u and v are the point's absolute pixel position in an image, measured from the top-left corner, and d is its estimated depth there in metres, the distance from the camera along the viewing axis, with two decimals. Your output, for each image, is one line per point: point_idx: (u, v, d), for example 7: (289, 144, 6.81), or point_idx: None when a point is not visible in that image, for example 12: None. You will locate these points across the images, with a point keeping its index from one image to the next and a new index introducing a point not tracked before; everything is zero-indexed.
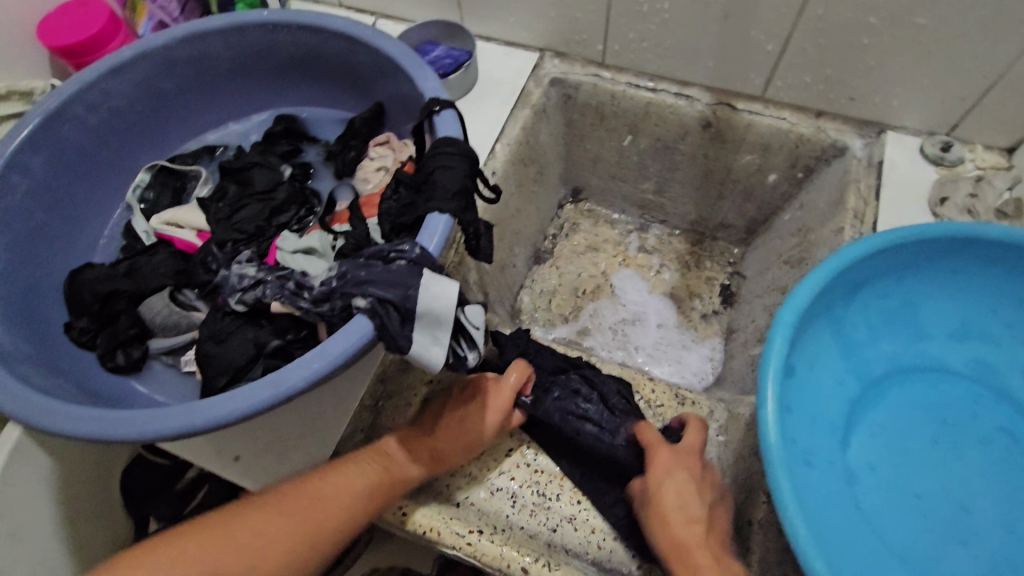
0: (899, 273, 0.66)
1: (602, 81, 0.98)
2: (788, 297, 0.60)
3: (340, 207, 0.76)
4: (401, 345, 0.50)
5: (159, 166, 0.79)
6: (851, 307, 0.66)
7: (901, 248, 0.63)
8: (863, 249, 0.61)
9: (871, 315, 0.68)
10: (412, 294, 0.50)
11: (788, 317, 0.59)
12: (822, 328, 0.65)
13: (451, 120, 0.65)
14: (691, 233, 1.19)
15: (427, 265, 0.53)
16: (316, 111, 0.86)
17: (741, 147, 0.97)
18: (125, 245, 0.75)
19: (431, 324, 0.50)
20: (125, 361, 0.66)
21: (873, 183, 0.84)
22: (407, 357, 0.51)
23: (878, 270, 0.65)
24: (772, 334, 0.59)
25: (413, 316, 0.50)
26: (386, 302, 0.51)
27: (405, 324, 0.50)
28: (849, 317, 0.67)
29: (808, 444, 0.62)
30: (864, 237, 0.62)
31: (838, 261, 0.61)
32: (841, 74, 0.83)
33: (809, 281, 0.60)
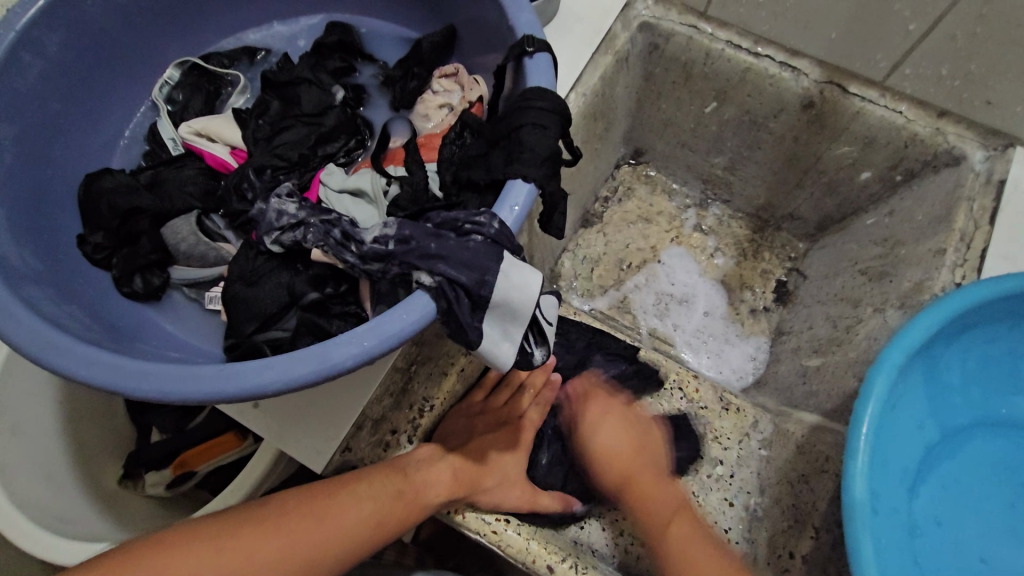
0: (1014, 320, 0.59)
1: (699, 34, 0.86)
2: (900, 334, 0.53)
3: (394, 145, 0.66)
4: (471, 340, 0.44)
5: (191, 64, 0.69)
6: (953, 351, 0.60)
7: None
8: (990, 292, 0.54)
9: (970, 360, 0.61)
10: (488, 280, 0.44)
11: (896, 357, 0.52)
12: (920, 370, 0.58)
13: (544, 66, 0.55)
14: (755, 218, 1.09)
15: (506, 244, 0.46)
16: (375, 24, 0.74)
17: (841, 136, 0.86)
18: (149, 152, 0.67)
19: (505, 316, 0.45)
20: (143, 288, 0.59)
21: (988, 205, 0.74)
22: (472, 351, 0.45)
23: (992, 315, 0.58)
24: (874, 375, 0.52)
25: (487, 306, 0.44)
26: (457, 284, 0.44)
27: (476, 315, 0.44)
28: (949, 361, 0.60)
29: (884, 494, 0.57)
30: (994, 279, 0.55)
31: (958, 302, 0.54)
32: (985, 72, 0.72)
33: (924, 320, 0.53)
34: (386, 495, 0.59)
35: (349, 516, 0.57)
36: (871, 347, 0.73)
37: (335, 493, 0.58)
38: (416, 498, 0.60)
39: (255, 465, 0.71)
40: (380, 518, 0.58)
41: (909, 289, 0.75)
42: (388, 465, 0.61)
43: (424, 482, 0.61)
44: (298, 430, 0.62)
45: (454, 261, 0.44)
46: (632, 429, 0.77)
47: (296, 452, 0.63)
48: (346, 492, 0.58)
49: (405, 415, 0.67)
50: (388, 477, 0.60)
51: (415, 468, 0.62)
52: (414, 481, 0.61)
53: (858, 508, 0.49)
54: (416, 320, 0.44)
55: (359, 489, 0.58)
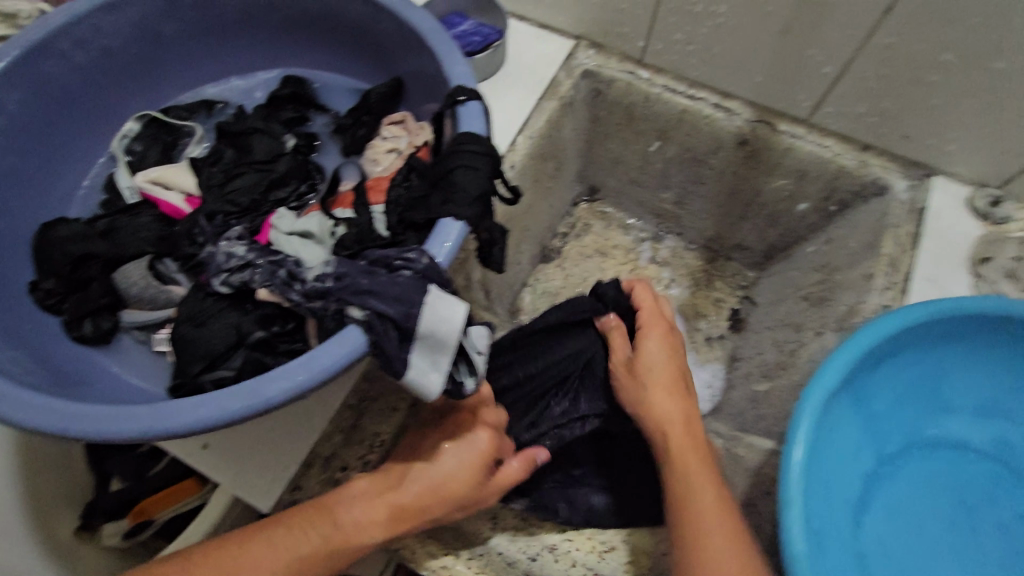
0: (935, 344, 0.61)
1: (638, 80, 0.92)
2: (820, 369, 0.55)
3: (344, 188, 0.70)
4: (398, 370, 0.46)
5: (150, 117, 0.73)
6: (880, 378, 0.61)
7: (942, 321, 0.58)
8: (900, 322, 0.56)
9: (898, 386, 0.62)
10: (414, 313, 0.46)
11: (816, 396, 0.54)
12: (848, 400, 0.59)
13: (476, 113, 0.59)
14: (706, 250, 1.13)
15: (435, 278, 0.49)
16: (327, 77, 0.78)
17: (776, 170, 0.91)
18: (107, 201, 0.70)
19: (434, 346, 0.46)
20: (92, 331, 0.61)
21: (911, 231, 0.79)
22: (402, 382, 0.46)
23: (913, 342, 0.60)
24: (798, 409, 0.53)
25: (414, 338, 0.46)
26: (386, 318, 0.46)
27: (403, 346, 0.46)
28: (878, 388, 0.61)
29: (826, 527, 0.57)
30: (904, 308, 0.56)
31: (872, 334, 0.56)
32: (898, 109, 0.78)
33: (838, 357, 0.55)
34: (309, 540, 0.54)
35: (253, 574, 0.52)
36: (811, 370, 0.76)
37: (237, 550, 0.53)
38: (342, 538, 0.55)
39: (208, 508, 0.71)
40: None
41: (844, 312, 0.78)
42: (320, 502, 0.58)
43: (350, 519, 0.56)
44: (248, 468, 0.64)
45: (382, 294, 0.47)
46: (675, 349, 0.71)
47: (244, 494, 0.63)
48: (254, 542, 0.54)
49: (355, 450, 0.67)
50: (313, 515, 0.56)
51: (340, 501, 0.57)
52: (341, 522, 0.56)
53: (797, 556, 0.49)
54: (348, 353, 0.46)
55: (273, 537, 0.54)
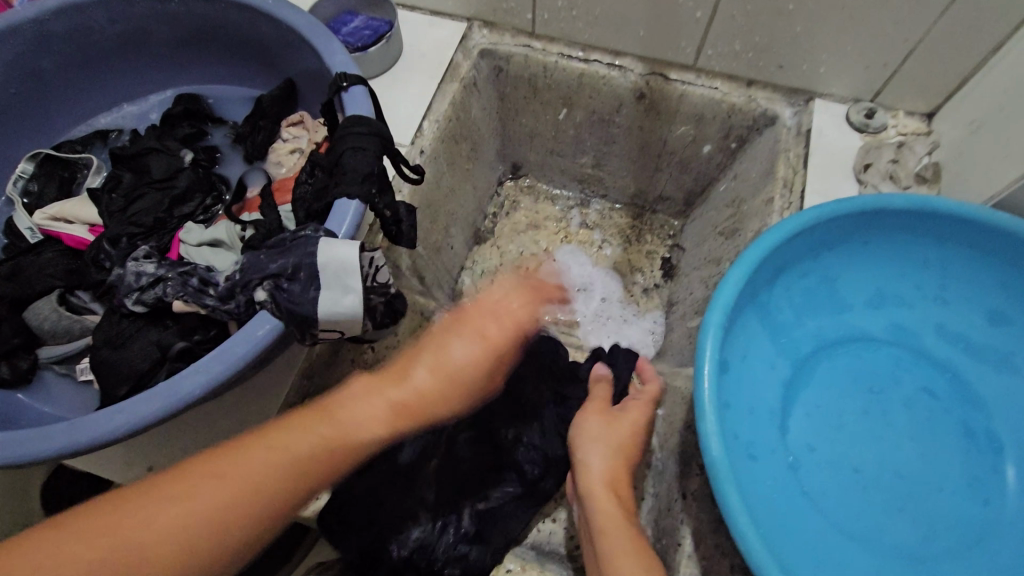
0: (814, 252, 0.66)
1: (533, 52, 0.95)
2: (714, 295, 0.58)
3: (251, 194, 0.70)
4: (308, 313, 0.45)
5: (44, 154, 0.72)
6: (773, 291, 0.66)
7: (813, 229, 0.63)
8: (777, 235, 0.61)
9: (792, 296, 0.68)
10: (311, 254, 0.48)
11: (717, 319, 0.57)
12: (747, 316, 0.64)
13: (361, 97, 0.61)
14: (632, 207, 1.17)
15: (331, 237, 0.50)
16: (220, 90, 0.79)
17: (676, 118, 0.95)
18: (7, 245, 0.68)
19: (337, 275, 0.47)
20: (9, 373, 0.60)
21: (801, 152, 0.84)
22: (320, 323, 0.46)
23: (794, 252, 0.65)
24: (703, 334, 0.56)
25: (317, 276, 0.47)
26: (281, 275, 0.48)
27: (308, 288, 0.46)
28: (773, 301, 0.67)
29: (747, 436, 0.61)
30: (777, 223, 0.61)
31: (758, 254, 0.60)
32: (769, 41, 0.83)
33: (733, 275, 0.59)
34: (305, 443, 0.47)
35: (257, 477, 0.44)
36: None
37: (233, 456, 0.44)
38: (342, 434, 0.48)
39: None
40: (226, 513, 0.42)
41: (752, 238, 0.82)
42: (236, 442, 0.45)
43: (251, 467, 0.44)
44: None
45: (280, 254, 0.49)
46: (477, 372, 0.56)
47: None
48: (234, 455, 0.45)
49: None
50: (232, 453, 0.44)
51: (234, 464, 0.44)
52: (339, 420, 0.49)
53: (720, 464, 0.51)
54: (265, 335, 0.47)
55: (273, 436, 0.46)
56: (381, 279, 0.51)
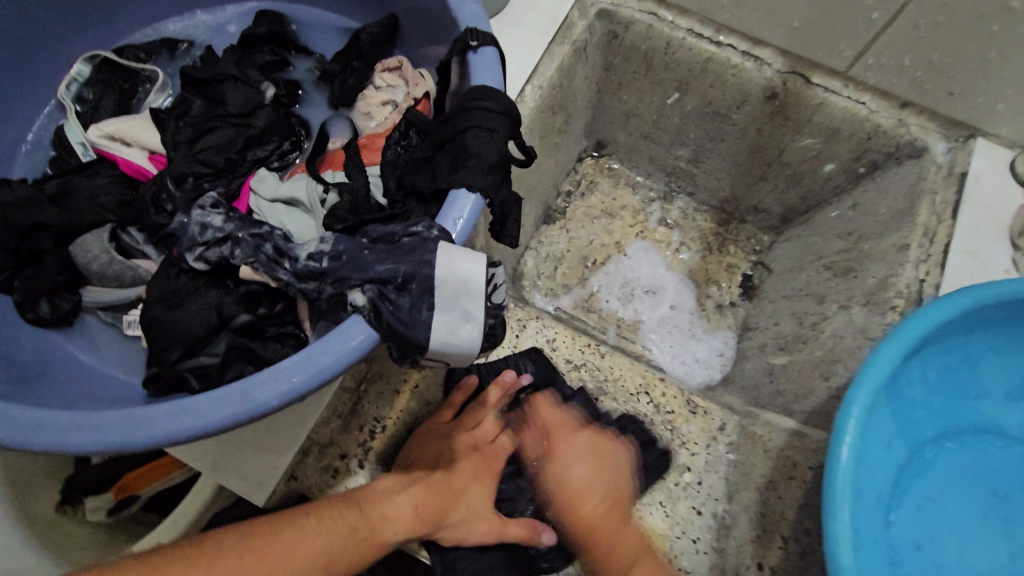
0: (968, 331, 0.58)
1: (659, 22, 0.82)
2: (864, 369, 0.51)
3: (334, 146, 0.61)
4: (421, 336, 0.40)
5: (102, 58, 0.62)
6: (910, 367, 0.57)
7: (982, 307, 0.55)
8: (945, 311, 0.53)
9: (929, 373, 0.59)
10: (427, 261, 0.40)
11: (862, 399, 0.50)
12: (885, 394, 0.56)
13: (491, 62, 0.51)
14: (719, 212, 1.07)
15: (449, 241, 0.43)
16: (308, 14, 0.68)
17: (804, 127, 0.84)
18: (57, 158, 0.60)
19: (456, 295, 0.40)
20: (50, 312, 0.53)
21: (950, 198, 0.73)
22: (429, 348, 0.41)
23: (950, 328, 0.56)
24: (844, 417, 0.49)
25: (432, 292, 0.40)
26: (387, 284, 0.41)
27: (420, 306, 0.40)
28: (908, 377, 0.58)
29: (863, 529, 0.53)
30: (947, 296, 0.53)
31: (916, 330, 0.52)
32: (948, 62, 0.70)
33: (885, 351, 0.51)
34: (343, 526, 0.52)
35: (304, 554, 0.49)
36: (836, 346, 0.72)
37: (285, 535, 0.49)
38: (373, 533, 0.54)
39: (185, 505, 0.64)
40: (335, 564, 0.50)
41: (873, 286, 0.73)
42: (342, 499, 0.54)
43: (381, 513, 0.55)
44: (236, 459, 0.58)
45: (391, 255, 0.42)
46: None
47: (237, 484, 0.58)
48: (297, 528, 0.50)
49: (355, 437, 0.62)
50: (342, 511, 0.53)
51: (371, 499, 0.55)
52: (370, 515, 0.54)
53: (846, 571, 0.46)
54: (357, 347, 0.39)
55: (313, 522, 0.51)
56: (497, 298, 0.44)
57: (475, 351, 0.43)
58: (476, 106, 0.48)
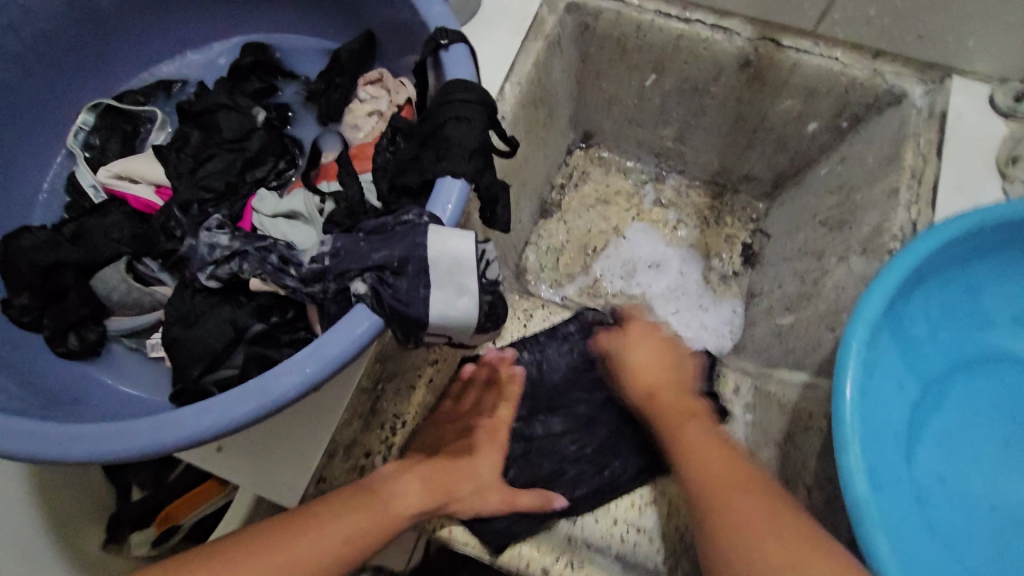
0: (962, 259, 0.58)
1: (627, 8, 0.84)
2: (860, 304, 0.52)
3: (326, 160, 0.65)
4: (419, 313, 0.43)
5: (104, 106, 0.66)
6: (909, 303, 0.57)
7: (971, 234, 0.55)
8: (933, 241, 0.53)
9: (930, 307, 0.59)
10: (419, 244, 0.43)
11: (860, 335, 0.50)
12: (887, 332, 0.56)
13: (462, 57, 0.53)
14: (712, 185, 1.08)
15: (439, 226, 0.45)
16: (290, 41, 0.72)
17: (783, 90, 0.85)
18: (71, 203, 0.64)
19: (449, 271, 0.43)
20: (78, 345, 0.57)
21: (934, 137, 0.73)
22: (429, 325, 0.44)
23: (941, 259, 0.57)
24: (844, 354, 0.50)
25: (427, 271, 0.43)
26: (384, 268, 0.43)
27: (418, 285, 0.43)
28: (909, 313, 0.58)
29: (883, 468, 0.54)
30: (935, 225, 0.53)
31: (907, 263, 0.53)
32: (912, 6, 0.71)
33: (880, 286, 0.52)
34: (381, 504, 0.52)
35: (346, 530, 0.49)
36: (839, 297, 0.72)
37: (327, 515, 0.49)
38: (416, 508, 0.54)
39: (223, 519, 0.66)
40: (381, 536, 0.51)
41: (869, 233, 0.73)
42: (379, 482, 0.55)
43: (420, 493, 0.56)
44: (267, 466, 0.60)
45: (385, 243, 0.44)
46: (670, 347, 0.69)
47: (272, 494, 0.59)
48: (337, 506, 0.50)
49: (377, 435, 0.64)
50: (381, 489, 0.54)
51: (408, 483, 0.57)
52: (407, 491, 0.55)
53: (865, 503, 0.46)
54: (363, 334, 0.42)
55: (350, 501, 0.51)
56: (492, 275, 0.46)
57: (474, 325, 0.45)
58: (454, 99, 0.51)
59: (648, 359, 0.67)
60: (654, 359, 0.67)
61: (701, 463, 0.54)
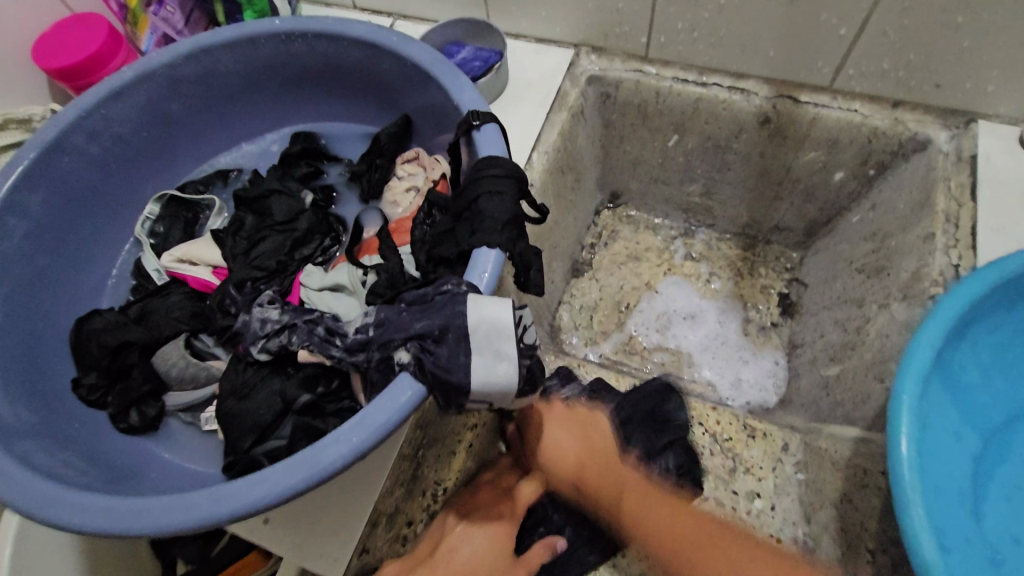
0: (1012, 303, 0.56)
1: (645, 77, 0.88)
2: (906, 354, 0.50)
3: (367, 235, 0.68)
4: (461, 379, 0.44)
5: (169, 196, 0.73)
6: (960, 351, 0.56)
7: (1020, 276, 0.54)
8: (978, 286, 0.52)
9: (982, 353, 0.57)
10: (460, 313, 0.45)
11: (910, 386, 0.49)
12: (940, 382, 0.55)
13: (492, 135, 0.58)
14: (742, 237, 1.08)
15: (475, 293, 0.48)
16: (334, 128, 0.79)
17: (805, 143, 0.87)
18: (136, 286, 0.69)
19: (488, 337, 0.44)
20: (139, 421, 0.60)
21: (966, 180, 0.73)
22: (469, 390, 0.44)
23: (990, 303, 0.55)
24: (895, 406, 0.49)
25: (467, 338, 0.44)
26: (426, 336, 0.45)
27: (458, 352, 0.44)
28: (960, 361, 0.56)
29: (950, 529, 0.51)
30: (980, 269, 0.52)
31: (953, 309, 0.51)
32: (927, 59, 0.73)
33: (925, 336, 0.51)
34: None
35: None
36: (885, 345, 0.70)
37: None
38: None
39: None
40: None
41: (909, 279, 0.72)
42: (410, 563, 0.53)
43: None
44: (313, 541, 0.58)
45: (426, 313, 0.47)
46: (580, 427, 0.70)
47: (315, 568, 0.58)
48: None
49: (418, 502, 0.66)
50: None
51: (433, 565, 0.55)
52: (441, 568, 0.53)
53: (935, 569, 0.44)
54: (408, 401, 0.44)
55: None
56: (529, 339, 0.46)
57: (514, 391, 0.45)
58: (485, 174, 0.54)
59: (565, 446, 0.68)
60: (577, 443, 0.68)
61: (672, 539, 0.57)
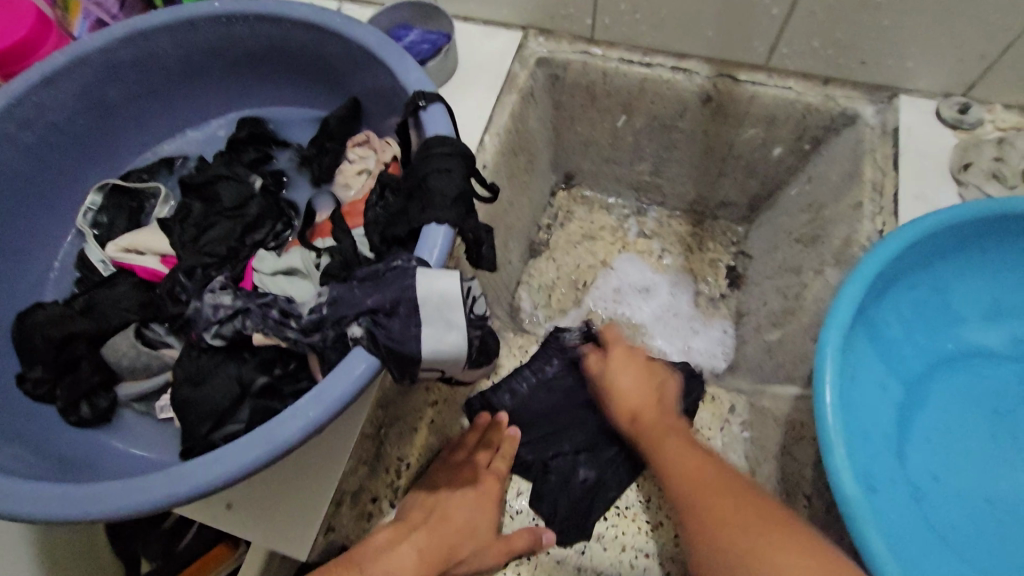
0: (929, 261, 0.61)
1: (592, 58, 0.90)
2: (831, 311, 0.54)
3: (320, 219, 0.69)
4: (414, 350, 0.45)
5: (111, 185, 0.71)
6: (882, 309, 0.60)
7: (935, 236, 0.58)
8: (896, 246, 0.56)
9: (903, 310, 0.62)
10: (410, 287, 0.46)
11: (835, 339, 0.53)
12: (863, 337, 0.59)
13: (440, 115, 0.59)
14: (691, 213, 1.12)
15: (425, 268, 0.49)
16: (282, 113, 0.78)
17: (744, 120, 0.91)
18: (81, 278, 0.68)
19: (439, 309, 0.46)
20: (90, 413, 0.59)
21: (889, 151, 0.78)
22: (422, 360, 0.46)
23: (909, 263, 0.60)
24: (822, 358, 0.53)
25: (418, 311, 0.46)
26: (377, 311, 0.46)
27: (410, 324, 0.46)
28: (882, 318, 0.61)
29: (875, 471, 0.56)
30: (899, 231, 0.56)
31: (874, 268, 0.55)
32: (852, 37, 0.77)
33: (848, 295, 0.55)
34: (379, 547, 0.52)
35: None
36: (819, 308, 0.75)
37: None
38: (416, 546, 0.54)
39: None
40: None
41: (840, 246, 0.77)
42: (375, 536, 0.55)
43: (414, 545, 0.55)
44: (277, 521, 0.59)
45: (377, 289, 0.48)
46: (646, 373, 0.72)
47: (281, 548, 0.59)
48: None
49: (383, 480, 0.67)
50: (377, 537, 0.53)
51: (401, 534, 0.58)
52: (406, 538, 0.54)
53: (856, 503, 0.48)
54: (362, 374, 0.45)
55: None
56: (478, 310, 0.49)
57: (465, 359, 0.47)
58: (433, 153, 0.55)
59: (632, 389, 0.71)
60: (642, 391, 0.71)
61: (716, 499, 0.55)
